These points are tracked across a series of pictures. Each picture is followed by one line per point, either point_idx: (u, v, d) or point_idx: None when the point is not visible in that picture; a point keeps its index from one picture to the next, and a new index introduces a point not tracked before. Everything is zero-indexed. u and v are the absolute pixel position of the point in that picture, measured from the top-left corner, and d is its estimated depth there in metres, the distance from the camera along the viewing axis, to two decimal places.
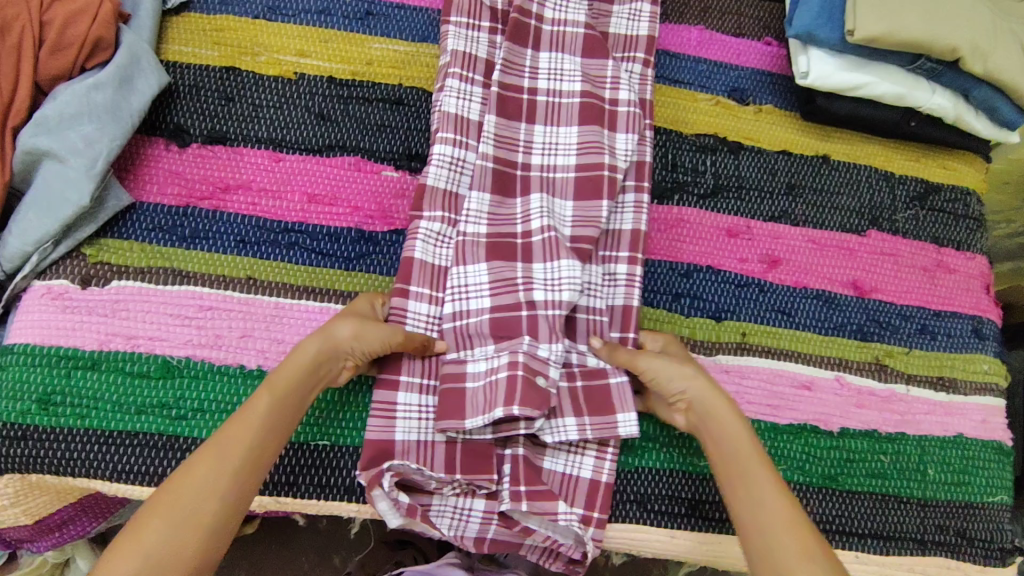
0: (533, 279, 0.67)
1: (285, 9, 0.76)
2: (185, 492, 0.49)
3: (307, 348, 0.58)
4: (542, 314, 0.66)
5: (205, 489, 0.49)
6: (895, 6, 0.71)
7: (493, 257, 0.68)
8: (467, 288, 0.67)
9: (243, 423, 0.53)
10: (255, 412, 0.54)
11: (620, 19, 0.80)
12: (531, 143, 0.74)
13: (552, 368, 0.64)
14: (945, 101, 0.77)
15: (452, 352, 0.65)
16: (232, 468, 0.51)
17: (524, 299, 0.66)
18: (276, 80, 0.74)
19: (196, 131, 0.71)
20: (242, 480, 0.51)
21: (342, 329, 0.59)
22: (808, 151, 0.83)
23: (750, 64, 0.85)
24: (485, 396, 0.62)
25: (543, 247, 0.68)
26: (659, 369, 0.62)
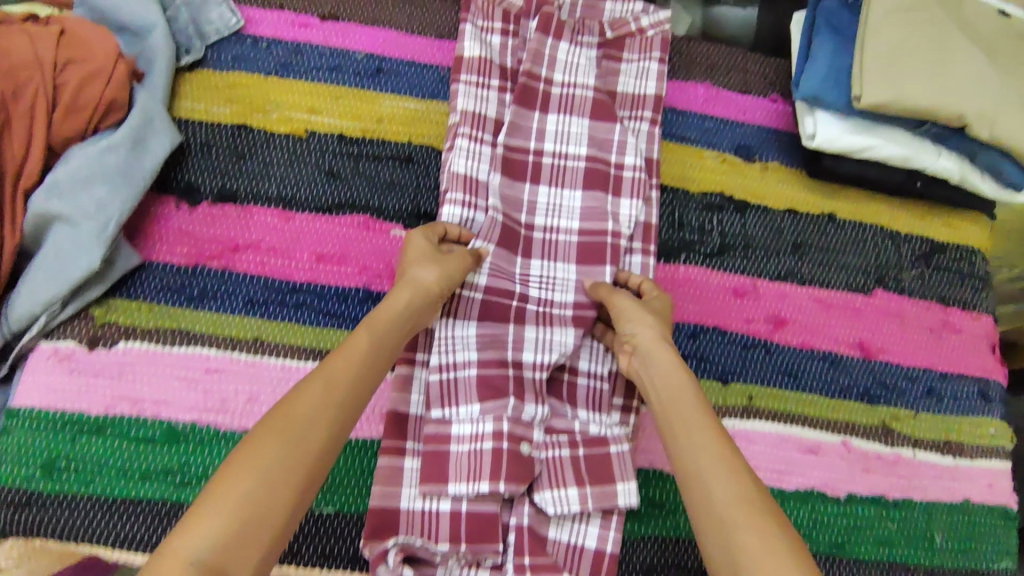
0: (523, 341, 0.68)
1: (297, 66, 0.78)
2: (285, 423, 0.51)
3: (399, 300, 0.62)
4: (529, 375, 0.66)
5: (298, 422, 0.51)
6: (902, 73, 0.72)
7: (485, 318, 0.68)
8: (455, 340, 0.67)
9: (344, 356, 0.56)
10: (351, 351, 0.57)
11: (628, 77, 0.82)
12: (535, 204, 0.76)
13: (535, 431, 0.64)
14: (951, 163, 0.78)
15: (438, 410, 0.64)
16: (330, 403, 0.53)
17: (512, 360, 0.66)
18: (287, 138, 0.75)
19: (206, 189, 0.71)
20: (344, 406, 0.54)
21: (423, 273, 0.63)
22: (814, 209, 0.83)
23: (756, 120, 0.86)
24: (469, 464, 0.62)
25: (538, 317, 0.69)
26: (628, 307, 0.66)
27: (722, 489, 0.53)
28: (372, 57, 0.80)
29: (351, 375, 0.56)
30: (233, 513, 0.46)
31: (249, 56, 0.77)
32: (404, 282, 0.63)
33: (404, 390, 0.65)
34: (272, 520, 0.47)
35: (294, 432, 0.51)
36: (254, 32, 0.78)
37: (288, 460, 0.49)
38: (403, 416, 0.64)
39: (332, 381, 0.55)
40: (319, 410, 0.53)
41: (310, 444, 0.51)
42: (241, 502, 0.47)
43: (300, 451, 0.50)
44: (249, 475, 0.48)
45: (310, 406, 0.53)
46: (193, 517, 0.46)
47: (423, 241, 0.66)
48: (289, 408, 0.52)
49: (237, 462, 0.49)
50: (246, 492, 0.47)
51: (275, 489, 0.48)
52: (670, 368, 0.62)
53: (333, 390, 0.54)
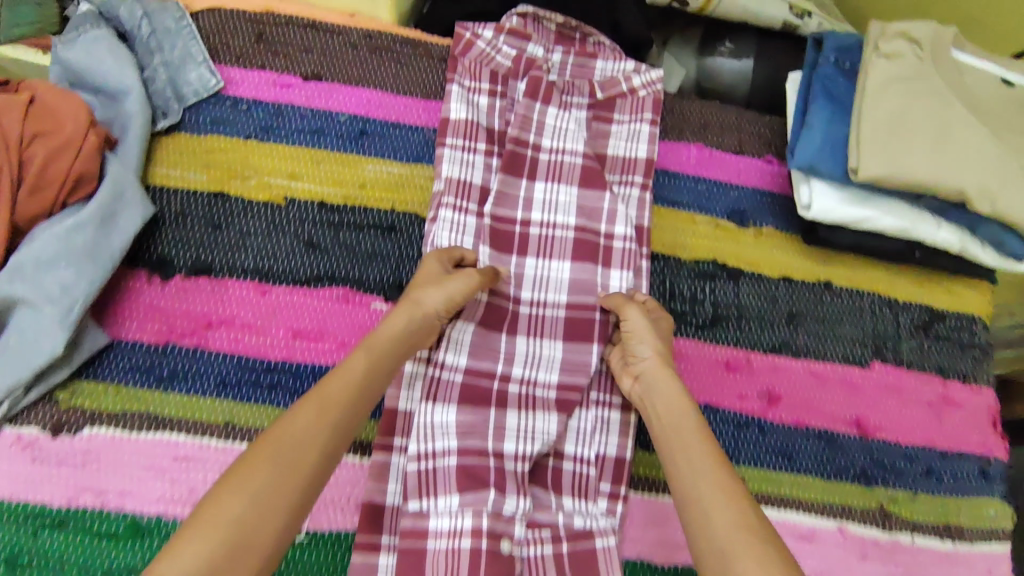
0: (506, 428, 0.65)
1: (277, 130, 0.76)
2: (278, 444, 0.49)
3: (399, 319, 0.60)
4: (510, 466, 0.63)
5: (291, 444, 0.49)
6: (899, 147, 0.69)
7: (465, 402, 0.65)
8: (433, 427, 0.64)
9: (342, 376, 0.54)
10: (349, 370, 0.55)
11: (619, 140, 0.80)
12: (522, 275, 0.74)
13: (516, 526, 0.61)
14: (950, 236, 0.75)
15: (415, 503, 0.61)
16: (326, 425, 0.51)
17: (492, 451, 0.63)
18: (266, 206, 0.72)
19: (180, 262, 0.69)
20: (339, 426, 0.52)
21: (427, 295, 0.63)
22: (810, 276, 0.81)
23: (751, 183, 0.84)
24: (447, 562, 0.59)
25: (520, 400, 0.67)
26: (638, 326, 0.66)
27: (722, 515, 0.50)
28: (355, 119, 0.78)
29: (348, 396, 0.54)
30: (221, 536, 0.43)
31: (228, 119, 0.75)
32: (405, 302, 0.62)
33: (381, 480, 0.63)
34: (259, 548, 0.45)
35: (286, 454, 0.48)
36: (234, 93, 0.76)
37: (279, 484, 0.47)
38: (380, 509, 0.62)
39: (323, 400, 0.52)
40: (314, 432, 0.50)
41: (301, 468, 0.49)
42: (230, 526, 0.44)
43: (291, 475, 0.48)
44: (239, 498, 0.45)
45: (304, 426, 0.50)
46: (179, 541, 0.43)
47: (435, 266, 0.66)
48: (282, 428, 0.50)
49: (226, 486, 0.46)
50: (235, 517, 0.45)
51: (265, 515, 0.46)
52: (670, 393, 0.61)
53: (327, 410, 0.52)
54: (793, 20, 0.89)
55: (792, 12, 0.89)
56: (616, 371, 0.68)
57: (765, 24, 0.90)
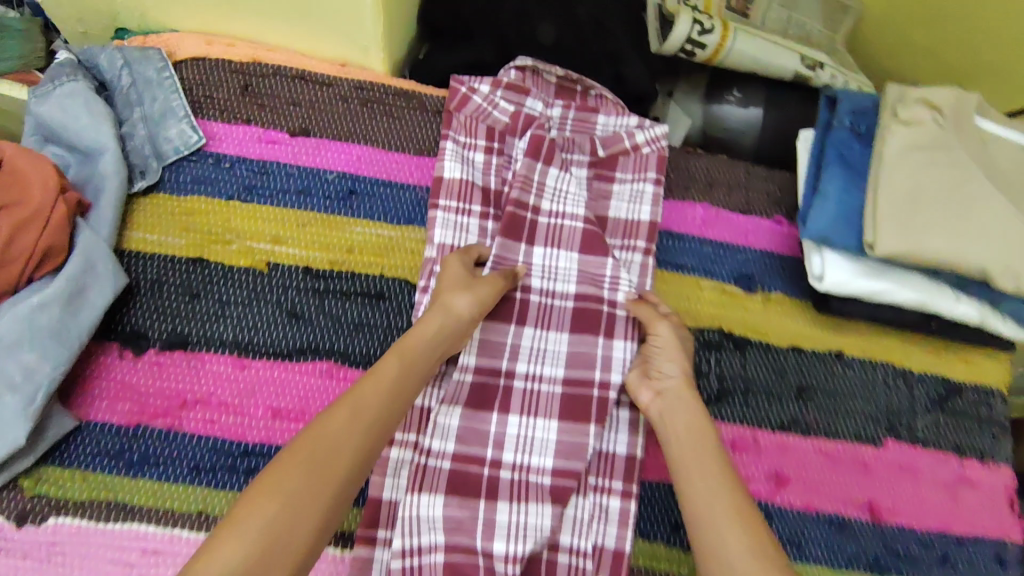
0: (496, 524, 0.62)
1: (262, 189, 0.72)
2: (311, 449, 0.50)
3: (430, 324, 0.61)
4: (500, 571, 0.60)
5: (324, 450, 0.51)
6: (919, 220, 0.65)
7: (452, 492, 0.62)
8: (419, 520, 0.61)
9: (374, 382, 0.56)
10: (381, 373, 0.57)
11: (621, 201, 0.76)
12: (519, 348, 0.70)
13: None
14: (970, 309, 0.71)
15: None
16: (358, 429, 0.53)
17: (481, 549, 0.61)
18: (247, 272, 0.68)
19: (154, 335, 0.65)
20: (372, 431, 0.53)
21: (459, 301, 0.63)
22: (821, 346, 0.77)
23: (760, 244, 0.80)
24: None
25: (513, 488, 0.64)
26: (666, 339, 0.67)
27: (733, 544, 0.52)
28: (344, 177, 0.74)
29: (381, 403, 0.55)
30: (255, 539, 0.45)
31: (210, 178, 0.71)
32: (437, 306, 0.62)
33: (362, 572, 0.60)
34: (292, 551, 0.46)
35: (318, 459, 0.50)
36: (216, 150, 0.72)
37: (310, 490, 0.49)
38: None
39: (353, 406, 0.54)
40: (345, 439, 0.52)
41: (334, 471, 0.50)
42: (264, 530, 0.46)
43: (322, 480, 0.49)
44: (271, 502, 0.47)
45: (334, 430, 0.52)
46: (215, 542, 0.45)
47: (458, 267, 0.66)
48: (315, 432, 0.51)
49: (262, 488, 0.48)
50: (268, 520, 0.46)
51: (297, 519, 0.47)
52: (693, 415, 0.62)
53: (360, 416, 0.53)
54: (804, 71, 0.86)
55: (803, 63, 0.86)
56: (629, 388, 0.68)
57: (775, 75, 0.87)
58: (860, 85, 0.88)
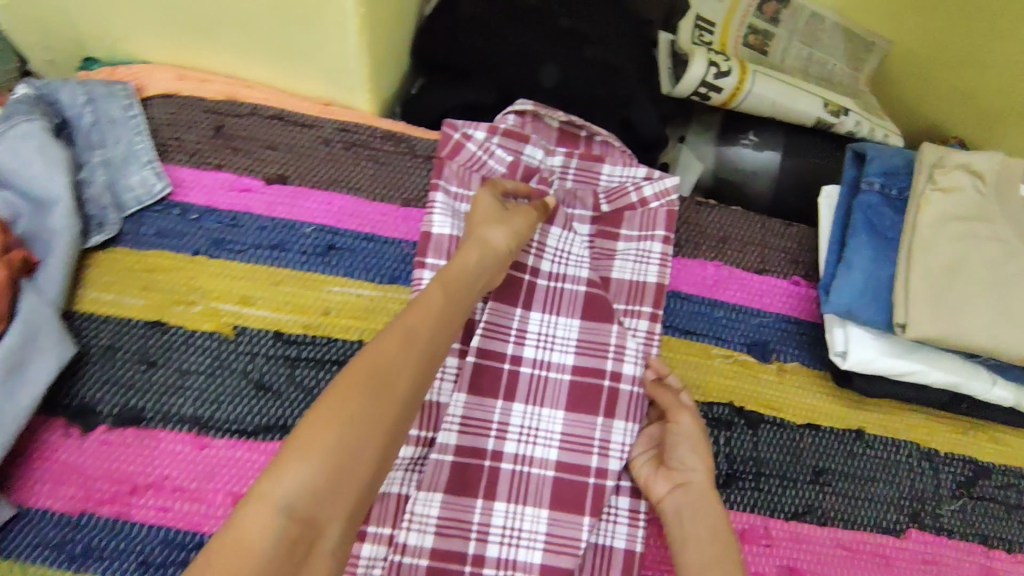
0: None
1: (231, 243, 0.65)
2: (369, 370, 0.45)
3: (470, 255, 0.58)
4: None
5: (383, 371, 0.46)
6: (955, 303, 0.59)
7: None
8: None
9: (421, 310, 0.51)
10: (430, 301, 0.52)
11: (626, 260, 0.70)
12: (507, 426, 0.64)
13: None
14: (1006, 393, 0.65)
15: None
16: (413, 353, 0.48)
17: None
18: (211, 338, 0.62)
19: (106, 409, 0.60)
20: (425, 354, 0.49)
21: (493, 234, 0.60)
22: (840, 423, 0.70)
23: (775, 308, 0.73)
24: None
25: None
26: (689, 431, 0.61)
27: None
28: (323, 230, 0.67)
29: (430, 330, 0.50)
30: (323, 459, 0.41)
31: (175, 230, 0.65)
32: (473, 240, 0.59)
33: None
34: (361, 476, 0.42)
35: (378, 380, 0.45)
36: (183, 199, 0.66)
37: (376, 413, 0.44)
38: None
39: (400, 330, 0.49)
40: (401, 362, 0.47)
41: (395, 393, 0.46)
42: (330, 450, 0.41)
43: (385, 400, 0.45)
44: (336, 421, 0.42)
45: (391, 353, 0.47)
46: (283, 457, 0.41)
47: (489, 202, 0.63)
48: (370, 355, 0.47)
49: (323, 408, 0.43)
50: (335, 439, 0.42)
51: (365, 439, 0.43)
52: (714, 522, 0.57)
53: (412, 341, 0.49)
54: (827, 117, 0.81)
55: (826, 108, 0.81)
56: (642, 480, 0.62)
57: (796, 120, 0.81)
58: (885, 132, 0.83)
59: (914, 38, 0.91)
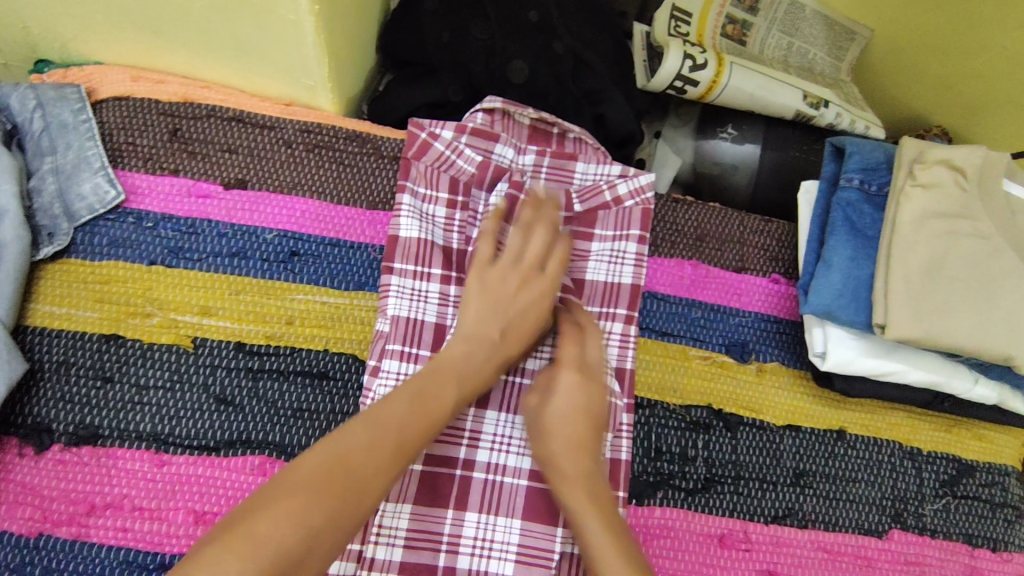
0: None
1: (189, 251, 0.63)
2: (344, 471, 0.46)
3: (485, 363, 0.58)
4: None
5: (355, 476, 0.46)
6: (934, 303, 0.58)
7: None
8: None
9: (415, 405, 0.52)
10: (428, 403, 0.52)
11: (599, 261, 0.68)
12: (479, 434, 0.62)
13: None
14: (989, 391, 0.64)
15: None
16: (389, 456, 0.48)
17: None
18: (169, 350, 0.60)
19: (60, 427, 0.57)
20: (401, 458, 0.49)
21: (521, 357, 0.60)
22: (821, 423, 0.69)
23: (754, 306, 0.72)
24: None
25: None
26: (537, 406, 0.59)
27: None
28: (286, 236, 0.65)
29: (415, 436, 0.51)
30: (267, 558, 0.41)
31: (130, 239, 0.63)
32: (497, 354, 0.59)
33: None
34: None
35: (345, 483, 0.45)
36: (138, 206, 0.64)
37: (340, 520, 0.44)
38: None
39: (390, 433, 0.49)
40: (377, 470, 0.47)
41: (359, 498, 0.46)
42: (276, 550, 0.41)
43: (349, 505, 0.45)
44: (290, 518, 0.42)
45: (366, 453, 0.47)
46: (220, 548, 0.41)
47: (533, 315, 0.61)
48: (350, 453, 0.47)
49: (280, 502, 0.43)
50: (285, 536, 0.42)
51: (314, 542, 0.43)
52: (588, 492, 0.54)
53: (390, 443, 0.49)
54: (806, 110, 0.78)
55: (806, 101, 0.79)
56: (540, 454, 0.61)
57: (775, 112, 0.79)
58: (867, 124, 0.81)
59: (896, 25, 0.89)
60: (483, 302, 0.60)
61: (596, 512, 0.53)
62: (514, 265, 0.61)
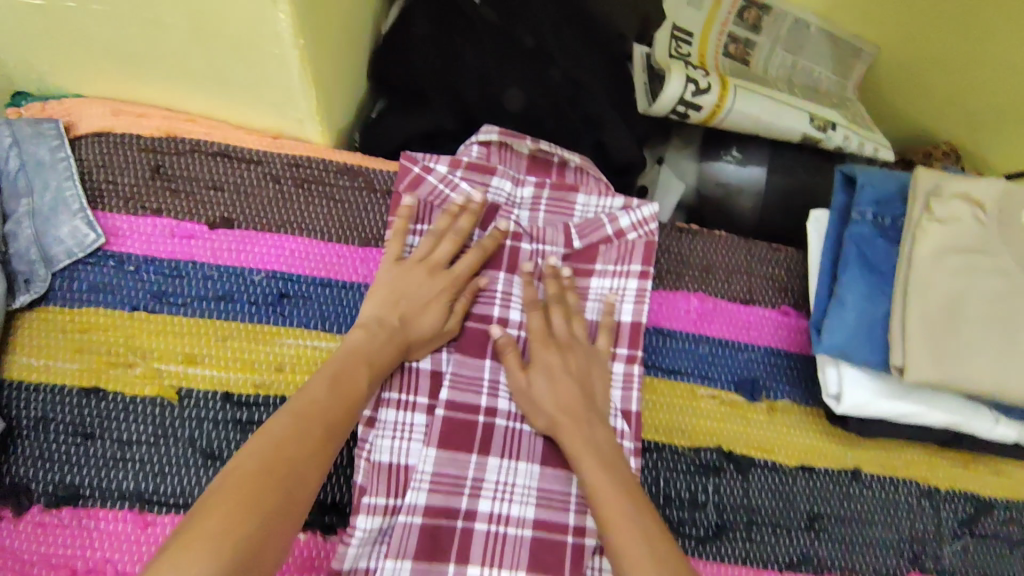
0: None
1: (173, 296, 0.60)
2: (283, 460, 0.45)
3: (380, 336, 0.56)
4: None
5: (296, 461, 0.45)
6: (955, 343, 0.55)
7: None
8: None
9: (336, 388, 0.51)
10: (346, 384, 0.52)
11: (598, 299, 0.66)
12: (481, 483, 0.59)
13: None
14: (1010, 431, 0.62)
15: None
16: (322, 434, 0.48)
17: None
18: (152, 402, 0.57)
19: (39, 485, 0.55)
20: (332, 436, 0.49)
21: (425, 322, 0.59)
22: (835, 463, 0.66)
23: (764, 341, 0.69)
24: None
25: None
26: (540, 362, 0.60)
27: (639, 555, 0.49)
28: (274, 277, 0.62)
29: (341, 417, 0.50)
30: (235, 554, 0.39)
31: (110, 285, 0.60)
32: (397, 329, 0.57)
33: None
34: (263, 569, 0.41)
35: (290, 471, 0.45)
36: (119, 249, 0.61)
37: (290, 498, 0.44)
38: None
39: (318, 416, 0.49)
40: (312, 452, 0.47)
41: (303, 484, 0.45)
42: (244, 544, 0.40)
43: (296, 491, 0.44)
44: (246, 507, 0.41)
45: (300, 436, 0.47)
46: (178, 549, 0.38)
47: (426, 291, 0.60)
48: (287, 441, 0.46)
49: (228, 495, 0.41)
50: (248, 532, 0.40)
51: (273, 529, 0.42)
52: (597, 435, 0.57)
53: (322, 424, 0.49)
54: (813, 133, 0.76)
55: (812, 124, 0.76)
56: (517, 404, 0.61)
57: (781, 136, 0.76)
58: (875, 147, 0.79)
59: (901, 43, 0.86)
60: (384, 292, 0.59)
61: (593, 455, 0.55)
62: (418, 260, 0.61)
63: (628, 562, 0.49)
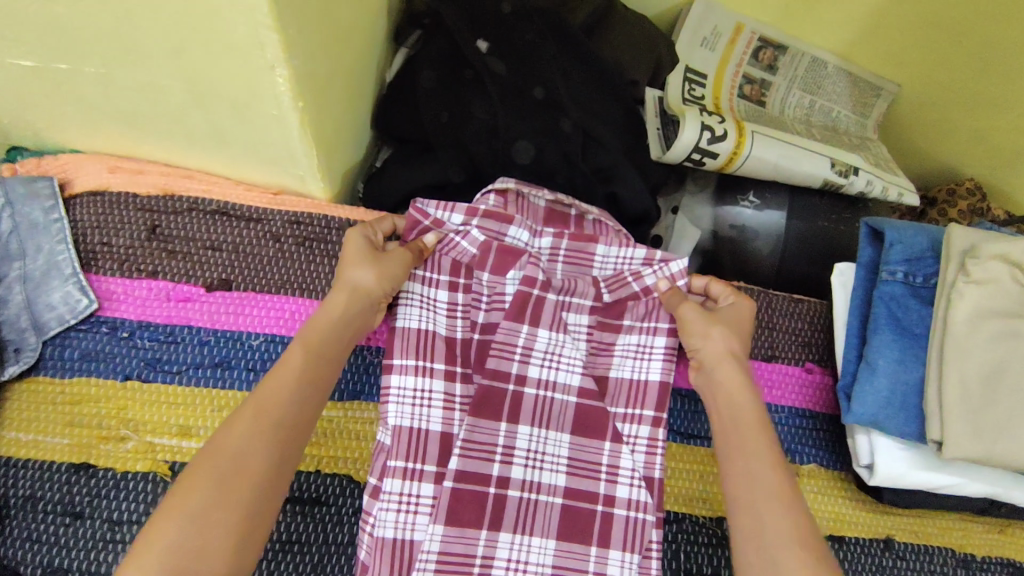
0: None
1: (168, 363, 0.58)
2: (206, 467, 0.42)
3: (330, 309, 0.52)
4: None
5: (227, 461, 0.43)
6: (993, 412, 0.52)
7: None
8: None
9: (278, 377, 0.47)
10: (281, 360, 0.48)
11: (624, 356, 0.62)
12: (492, 558, 0.56)
13: None
14: None
15: None
16: (266, 422, 0.45)
17: None
18: (145, 478, 0.55)
19: (28, 569, 0.52)
20: (281, 425, 0.45)
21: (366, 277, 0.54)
22: (867, 532, 0.62)
23: (788, 400, 0.65)
24: None
25: None
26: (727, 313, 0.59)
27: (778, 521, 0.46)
28: (273, 341, 0.60)
29: (287, 405, 0.46)
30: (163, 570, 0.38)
31: (103, 352, 0.58)
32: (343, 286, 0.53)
33: None
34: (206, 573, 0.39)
35: (222, 476, 0.42)
36: (113, 315, 0.59)
37: (224, 497, 0.41)
38: None
39: (256, 407, 0.45)
40: (252, 447, 0.44)
41: (242, 484, 0.42)
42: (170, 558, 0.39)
43: (234, 490, 0.42)
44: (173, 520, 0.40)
45: (240, 435, 0.44)
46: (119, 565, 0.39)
47: (359, 240, 0.55)
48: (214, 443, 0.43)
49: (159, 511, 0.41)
50: (172, 542, 0.39)
51: (209, 533, 0.40)
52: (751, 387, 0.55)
53: (262, 413, 0.45)
54: (835, 178, 0.73)
55: (834, 168, 0.73)
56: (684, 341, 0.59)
57: (800, 181, 0.73)
58: (899, 191, 0.76)
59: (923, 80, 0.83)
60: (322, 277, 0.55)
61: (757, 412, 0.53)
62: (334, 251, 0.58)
63: (769, 524, 0.46)
